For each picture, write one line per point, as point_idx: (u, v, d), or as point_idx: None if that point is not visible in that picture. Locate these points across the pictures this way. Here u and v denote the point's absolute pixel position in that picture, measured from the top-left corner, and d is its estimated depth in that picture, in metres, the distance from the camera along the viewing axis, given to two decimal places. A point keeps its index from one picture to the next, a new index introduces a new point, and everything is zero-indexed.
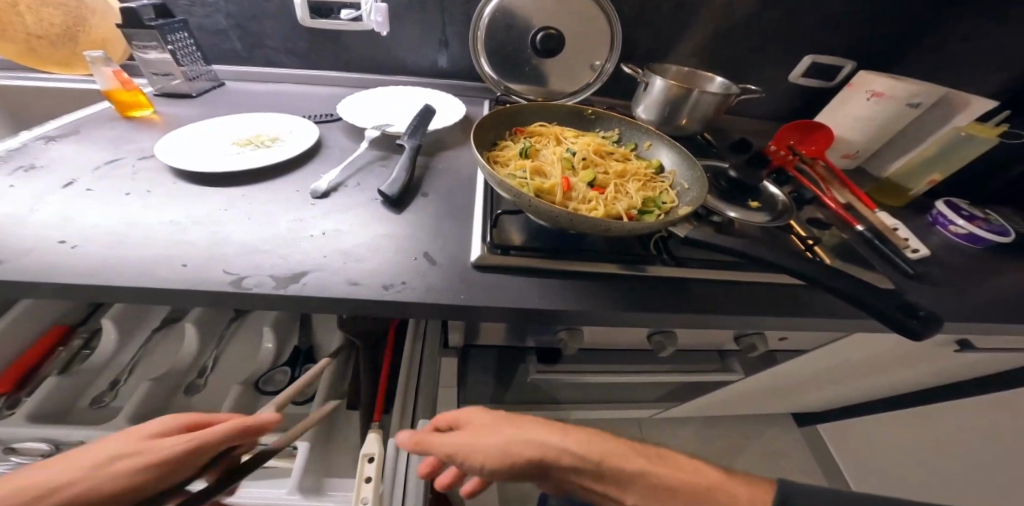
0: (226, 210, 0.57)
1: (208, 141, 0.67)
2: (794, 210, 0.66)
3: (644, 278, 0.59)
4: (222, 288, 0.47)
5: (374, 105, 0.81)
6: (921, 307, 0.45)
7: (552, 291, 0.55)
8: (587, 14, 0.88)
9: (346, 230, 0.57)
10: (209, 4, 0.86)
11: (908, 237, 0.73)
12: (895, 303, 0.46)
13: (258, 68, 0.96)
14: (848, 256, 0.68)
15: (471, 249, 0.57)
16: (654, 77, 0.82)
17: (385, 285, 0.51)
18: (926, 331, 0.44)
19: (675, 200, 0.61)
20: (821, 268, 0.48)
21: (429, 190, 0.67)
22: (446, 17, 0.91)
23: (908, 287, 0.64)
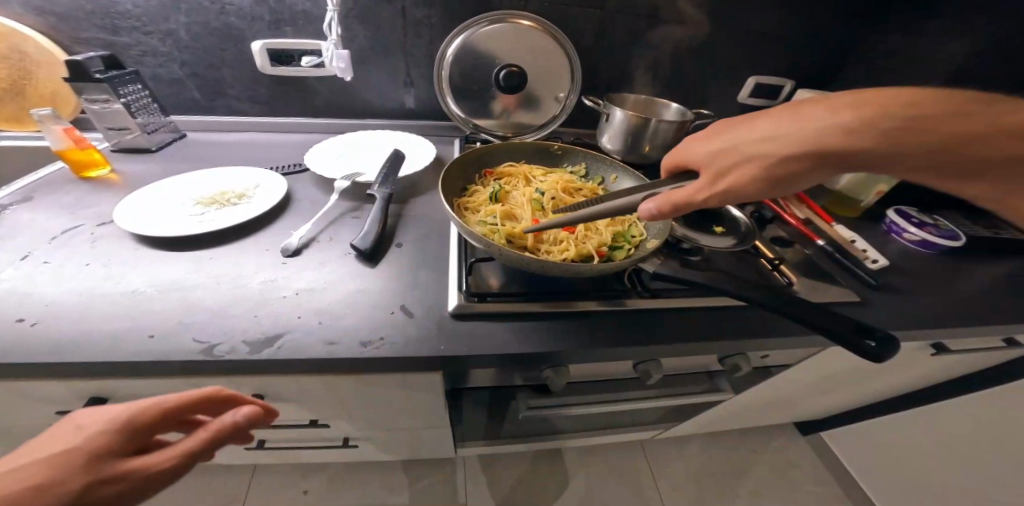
0: (193, 272, 0.55)
1: (171, 202, 0.65)
2: (756, 232, 0.69)
3: (623, 311, 0.60)
4: (193, 358, 0.44)
5: (342, 152, 0.80)
6: (880, 330, 0.47)
7: (535, 334, 0.55)
8: (546, 50, 0.91)
9: (321, 286, 0.56)
10: (164, 55, 0.84)
11: (865, 248, 0.77)
12: (856, 326, 0.48)
13: (220, 117, 0.94)
14: (812, 272, 0.71)
15: (448, 298, 0.57)
16: (614, 109, 0.85)
17: (363, 343, 0.50)
18: (886, 354, 0.46)
19: (644, 233, 0.62)
20: (785, 296, 0.50)
21: (403, 238, 0.67)
22: (409, 58, 0.93)
23: (870, 298, 0.68)
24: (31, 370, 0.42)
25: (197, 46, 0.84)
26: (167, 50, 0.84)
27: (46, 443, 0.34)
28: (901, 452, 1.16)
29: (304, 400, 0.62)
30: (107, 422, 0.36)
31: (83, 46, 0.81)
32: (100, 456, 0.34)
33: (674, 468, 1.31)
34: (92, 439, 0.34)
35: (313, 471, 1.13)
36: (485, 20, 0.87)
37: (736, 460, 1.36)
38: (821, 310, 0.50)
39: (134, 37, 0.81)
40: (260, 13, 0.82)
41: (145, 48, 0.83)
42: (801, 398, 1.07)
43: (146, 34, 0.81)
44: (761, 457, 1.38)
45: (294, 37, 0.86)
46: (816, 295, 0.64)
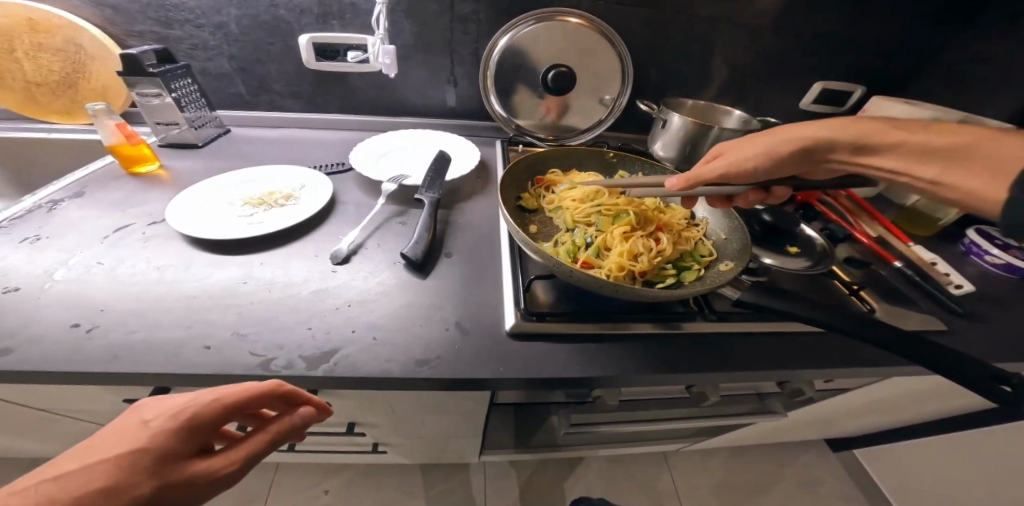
0: (243, 278, 0.53)
1: (219, 201, 0.64)
2: (833, 255, 0.64)
3: (685, 335, 0.56)
4: (251, 373, 0.42)
5: (388, 154, 0.78)
6: (1013, 378, 0.41)
7: (594, 356, 0.52)
8: (598, 51, 0.86)
9: (372, 298, 0.54)
10: (213, 49, 0.83)
11: (948, 271, 0.70)
12: (974, 370, 0.42)
13: (262, 113, 0.93)
14: (891, 296, 0.65)
15: (503, 315, 0.54)
16: (673, 114, 0.80)
17: (419, 361, 0.47)
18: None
19: (713, 252, 0.58)
20: (888, 332, 0.45)
21: (452, 247, 0.64)
22: (454, 56, 0.89)
23: (960, 328, 0.61)
24: (92, 379, 0.41)
25: (245, 40, 0.83)
26: (215, 43, 0.83)
27: (114, 439, 0.31)
28: None
29: (344, 405, 0.60)
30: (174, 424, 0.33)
31: (136, 39, 0.80)
32: (165, 461, 0.32)
33: (702, 482, 1.25)
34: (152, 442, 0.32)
35: (337, 469, 1.12)
36: (533, 19, 0.82)
37: (769, 478, 1.30)
38: (932, 347, 0.44)
39: (185, 30, 0.80)
40: (308, 6, 0.79)
41: (195, 41, 0.82)
42: (850, 419, 1.00)
43: (197, 27, 0.80)
44: (795, 477, 1.31)
45: (341, 31, 0.83)
46: (901, 325, 0.58)
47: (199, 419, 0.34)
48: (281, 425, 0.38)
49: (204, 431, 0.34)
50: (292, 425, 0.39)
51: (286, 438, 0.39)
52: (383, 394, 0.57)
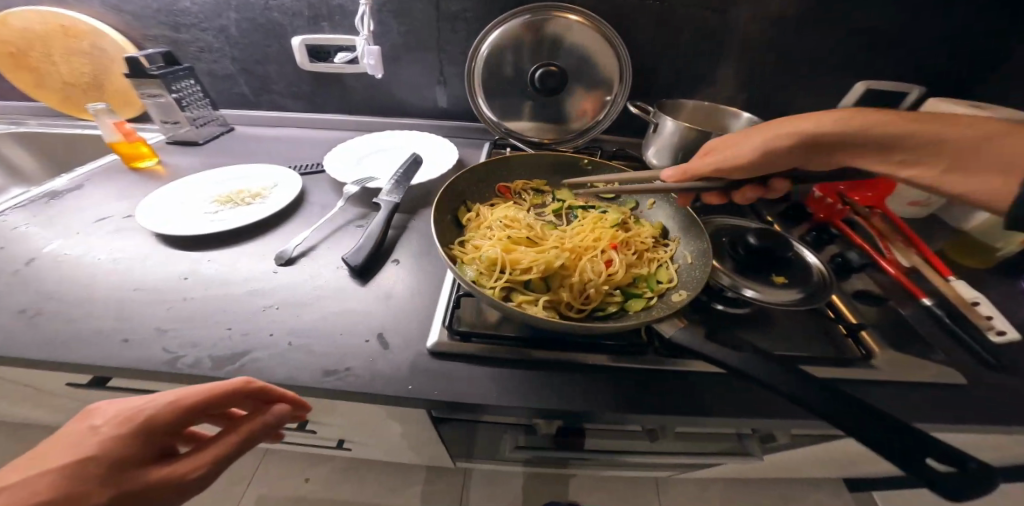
0: (186, 274, 0.54)
1: (193, 198, 0.67)
2: (832, 288, 0.54)
3: (634, 369, 0.49)
4: (155, 370, 0.42)
5: (363, 155, 0.78)
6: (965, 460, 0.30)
7: (519, 384, 0.47)
8: (594, 48, 0.79)
9: (301, 304, 0.52)
10: (217, 51, 0.88)
11: (993, 314, 0.57)
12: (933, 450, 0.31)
13: (265, 112, 0.97)
14: (906, 341, 0.53)
15: (430, 329, 0.51)
16: (665, 118, 0.71)
17: (326, 371, 0.45)
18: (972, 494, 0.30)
19: (674, 279, 0.51)
20: (836, 397, 0.33)
21: (402, 254, 0.62)
22: (443, 54, 0.85)
23: (995, 387, 0.49)
24: (21, 365, 0.44)
25: (245, 43, 0.87)
26: (219, 46, 0.87)
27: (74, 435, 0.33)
28: None
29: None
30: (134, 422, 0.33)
31: (151, 43, 0.86)
32: (114, 468, 0.31)
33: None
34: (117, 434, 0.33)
35: (322, 461, 1.15)
36: (526, 13, 0.77)
37: None
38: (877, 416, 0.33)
39: (192, 33, 0.85)
40: (299, 8, 0.81)
41: (201, 44, 0.87)
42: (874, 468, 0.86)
43: (202, 31, 0.85)
44: None
45: (331, 32, 0.84)
46: (908, 378, 0.48)
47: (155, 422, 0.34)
48: (251, 426, 0.37)
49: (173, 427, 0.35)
50: (261, 423, 0.37)
51: (257, 439, 0.37)
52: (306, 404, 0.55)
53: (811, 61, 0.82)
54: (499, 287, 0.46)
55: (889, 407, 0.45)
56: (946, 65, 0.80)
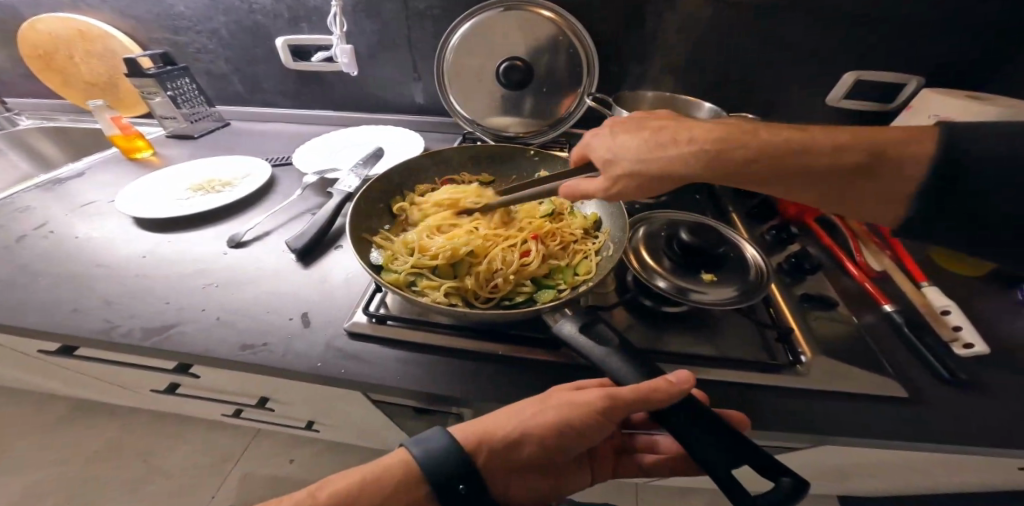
0: (145, 253, 0.59)
1: (171, 185, 0.73)
2: (765, 287, 0.51)
3: (549, 364, 0.49)
4: (90, 337, 0.46)
5: (329, 148, 0.81)
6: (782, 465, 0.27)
7: (426, 369, 0.48)
8: (560, 43, 0.78)
9: (240, 283, 0.56)
10: (212, 52, 0.95)
11: (961, 325, 0.50)
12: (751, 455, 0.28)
13: (257, 109, 1.03)
14: (849, 349, 0.50)
15: (351, 312, 0.53)
16: (621, 111, 0.70)
17: (244, 346, 0.47)
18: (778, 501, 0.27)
19: (591, 272, 0.51)
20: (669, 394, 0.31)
21: (346, 240, 0.65)
22: (415, 50, 0.87)
23: (941, 403, 0.44)
24: None
25: (235, 44, 0.93)
26: (212, 47, 0.94)
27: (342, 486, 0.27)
28: None
29: (223, 386, 0.62)
30: (440, 448, 0.29)
31: (155, 46, 0.95)
32: (528, 426, 0.31)
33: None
34: (431, 478, 0.28)
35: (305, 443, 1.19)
36: (497, 6, 0.77)
37: None
38: (697, 409, 0.31)
39: (189, 36, 0.93)
40: (279, 10, 0.86)
41: (198, 46, 0.94)
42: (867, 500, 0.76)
43: (197, 33, 0.92)
44: None
45: (310, 32, 0.89)
46: (829, 387, 0.45)
47: (442, 443, 0.29)
48: (652, 392, 0.29)
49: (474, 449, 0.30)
50: (654, 382, 0.30)
51: (652, 405, 0.29)
52: (243, 380, 0.57)
53: (790, 52, 0.77)
54: (406, 273, 0.49)
55: (807, 417, 0.42)
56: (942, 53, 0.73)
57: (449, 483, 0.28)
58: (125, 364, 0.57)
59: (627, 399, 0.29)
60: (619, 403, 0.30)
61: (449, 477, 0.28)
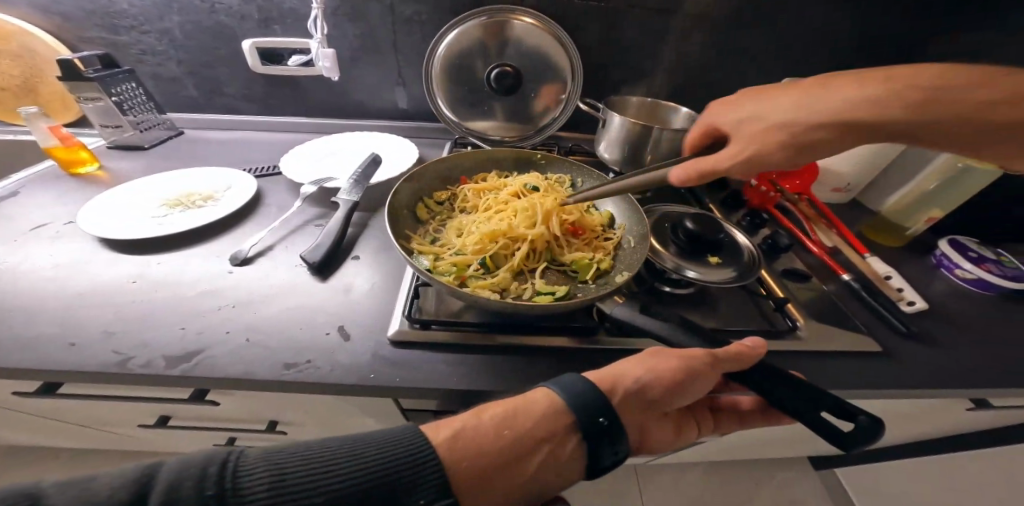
0: (133, 278, 0.53)
1: (140, 201, 0.66)
2: (760, 265, 0.60)
3: (592, 352, 0.52)
4: (102, 371, 0.42)
5: (318, 156, 0.78)
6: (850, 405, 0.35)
7: (479, 370, 0.49)
8: (547, 49, 0.80)
9: (258, 301, 0.53)
10: (161, 54, 0.85)
11: (902, 287, 0.65)
12: (830, 403, 0.36)
13: (216, 115, 0.95)
14: (827, 313, 0.60)
15: (391, 320, 0.53)
16: (613, 114, 0.75)
17: (288, 364, 0.45)
18: (859, 436, 0.35)
19: (618, 263, 0.56)
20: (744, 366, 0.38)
21: (361, 250, 0.64)
22: (400, 55, 0.86)
23: (901, 350, 0.56)
24: None
25: (191, 45, 0.85)
26: (162, 49, 0.85)
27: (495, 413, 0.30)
28: None
29: (235, 414, 0.57)
30: (580, 384, 0.32)
31: (88, 45, 0.83)
32: (654, 369, 0.34)
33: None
34: (576, 411, 0.30)
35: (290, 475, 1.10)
36: (483, 14, 0.78)
37: None
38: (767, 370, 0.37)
39: (133, 36, 0.83)
40: (248, 11, 0.80)
41: (144, 46, 0.84)
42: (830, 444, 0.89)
43: (144, 33, 0.82)
44: None
45: (283, 35, 0.84)
46: (824, 346, 0.54)
47: (582, 379, 0.32)
48: (741, 355, 0.36)
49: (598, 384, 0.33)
50: (743, 345, 0.37)
51: (737, 363, 0.36)
52: (262, 405, 0.53)
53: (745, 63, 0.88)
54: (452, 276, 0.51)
55: (814, 373, 0.51)
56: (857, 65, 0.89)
57: (592, 418, 0.30)
58: (125, 398, 0.50)
59: (729, 356, 0.36)
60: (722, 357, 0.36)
61: (591, 413, 0.30)
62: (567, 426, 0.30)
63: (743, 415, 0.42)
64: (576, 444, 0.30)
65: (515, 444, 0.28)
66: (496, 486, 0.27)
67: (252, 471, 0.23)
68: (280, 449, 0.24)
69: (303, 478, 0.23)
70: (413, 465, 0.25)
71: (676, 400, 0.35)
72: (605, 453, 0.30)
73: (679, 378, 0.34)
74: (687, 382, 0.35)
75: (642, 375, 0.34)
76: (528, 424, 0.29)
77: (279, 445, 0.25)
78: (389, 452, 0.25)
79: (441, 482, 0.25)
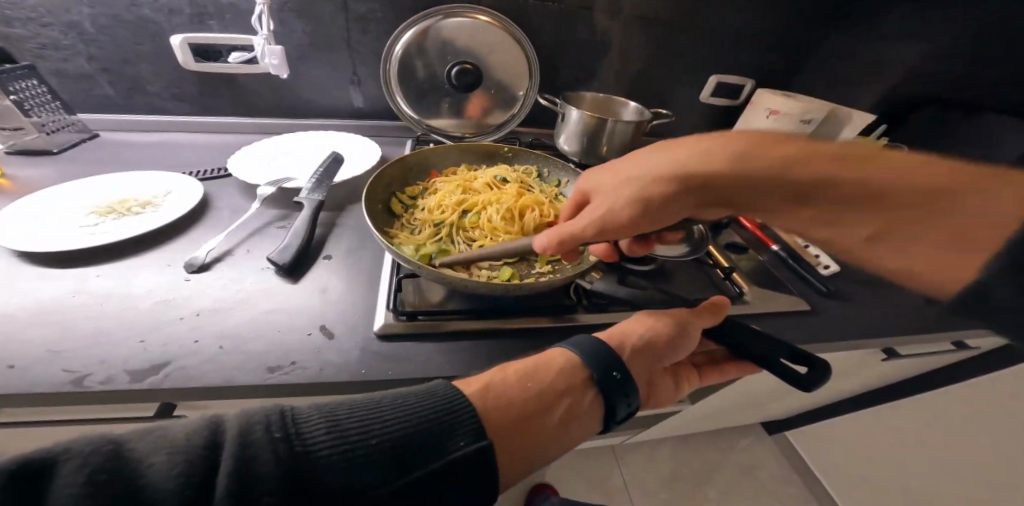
0: (74, 297, 0.49)
1: (63, 211, 0.58)
2: (708, 240, 0.67)
3: (573, 327, 0.56)
4: (57, 392, 0.40)
5: (272, 157, 0.73)
6: (809, 354, 0.41)
7: (470, 355, 0.51)
8: (504, 47, 0.83)
9: (225, 307, 0.51)
10: (67, 48, 0.74)
11: (819, 253, 0.77)
12: (787, 352, 0.41)
13: (139, 117, 0.84)
14: (764, 279, 0.69)
15: (375, 315, 0.53)
16: (570, 109, 0.79)
17: (270, 368, 0.45)
18: (815, 382, 0.40)
19: (589, 245, 0.61)
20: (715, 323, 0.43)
21: (333, 249, 0.62)
22: (354, 53, 0.84)
23: (822, 307, 0.67)
24: None
25: (106, 40, 0.75)
26: (69, 43, 0.74)
27: (519, 372, 0.33)
28: (875, 458, 1.14)
29: None
30: (590, 344, 0.36)
31: None
32: (649, 330, 0.40)
33: (651, 477, 1.22)
34: (589, 366, 0.34)
35: None
36: (440, 13, 0.79)
37: (710, 464, 1.28)
38: (733, 325, 0.43)
39: (28, 28, 0.71)
40: (178, 5, 0.73)
41: (43, 40, 0.72)
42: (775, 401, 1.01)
43: (42, 24, 0.71)
44: (732, 456, 1.32)
45: (220, 30, 0.77)
46: (767, 307, 0.62)
47: (591, 340, 0.36)
48: (714, 313, 0.43)
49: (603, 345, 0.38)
50: (714, 303, 0.44)
51: (712, 319, 0.43)
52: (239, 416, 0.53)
53: (682, 64, 0.97)
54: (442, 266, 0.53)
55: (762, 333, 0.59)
56: (772, 67, 1.02)
57: (606, 372, 0.33)
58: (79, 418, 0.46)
59: (704, 313, 0.43)
60: (699, 314, 0.42)
61: (605, 367, 0.34)
62: (582, 380, 0.34)
63: (721, 368, 0.47)
64: (592, 396, 0.33)
65: (540, 397, 0.32)
66: (525, 434, 0.30)
67: (310, 418, 0.24)
68: (329, 406, 0.26)
69: (356, 425, 0.25)
70: (450, 412, 0.28)
71: (670, 356, 0.40)
72: (619, 404, 0.33)
73: (669, 335, 0.40)
74: (677, 339, 0.40)
75: (640, 334, 0.39)
76: (548, 380, 0.33)
77: (328, 404, 0.27)
78: (428, 401, 0.28)
79: (477, 426, 0.27)
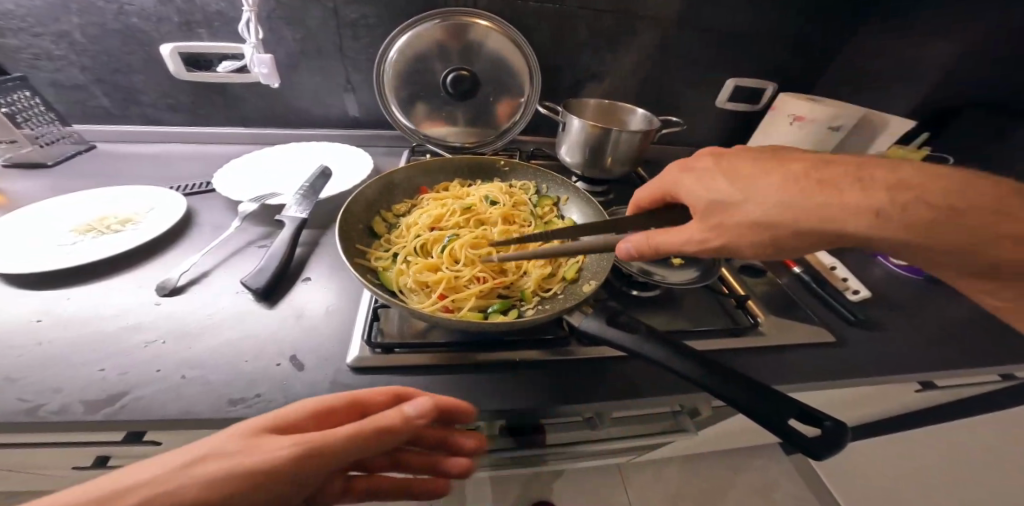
0: (40, 320, 0.47)
1: (42, 229, 0.57)
2: (719, 264, 0.61)
3: (565, 360, 0.51)
4: (7, 424, 0.38)
5: (259, 171, 0.71)
6: (821, 414, 0.37)
7: (448, 390, 0.47)
8: (503, 53, 0.78)
9: (194, 333, 0.48)
10: (60, 59, 0.73)
11: (847, 276, 0.69)
12: (798, 410, 0.37)
13: (134, 127, 0.84)
14: (783, 305, 0.63)
15: (351, 345, 0.49)
16: (572, 117, 0.74)
17: (233, 400, 0.42)
18: (825, 450, 0.36)
19: (584, 271, 0.56)
20: (717, 374, 0.38)
21: (313, 271, 0.59)
22: (347, 60, 0.81)
23: (849, 338, 0.60)
24: None
25: (96, 50, 0.74)
26: (61, 54, 0.73)
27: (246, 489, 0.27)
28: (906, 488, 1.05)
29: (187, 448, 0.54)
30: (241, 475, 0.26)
31: None
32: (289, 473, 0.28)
33: (659, 497, 1.16)
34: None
35: None
36: (435, 18, 0.75)
37: (723, 486, 1.21)
38: (735, 377, 0.39)
39: (21, 39, 0.71)
40: (166, 13, 0.71)
41: (36, 50, 0.72)
42: None
43: (35, 36, 0.71)
44: (748, 477, 1.24)
45: (210, 39, 0.76)
46: (784, 338, 0.56)
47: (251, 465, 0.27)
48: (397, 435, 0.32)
49: (330, 461, 0.29)
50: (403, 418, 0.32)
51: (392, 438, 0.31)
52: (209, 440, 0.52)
53: (697, 67, 0.91)
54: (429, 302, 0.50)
55: (778, 369, 0.52)
56: (796, 70, 0.94)
57: None
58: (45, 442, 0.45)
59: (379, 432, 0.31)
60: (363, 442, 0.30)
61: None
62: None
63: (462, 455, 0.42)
64: None
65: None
66: None
67: None
68: None
69: None
70: None
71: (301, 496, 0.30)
72: None
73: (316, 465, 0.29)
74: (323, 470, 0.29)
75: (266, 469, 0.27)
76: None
77: None
78: None
79: None
